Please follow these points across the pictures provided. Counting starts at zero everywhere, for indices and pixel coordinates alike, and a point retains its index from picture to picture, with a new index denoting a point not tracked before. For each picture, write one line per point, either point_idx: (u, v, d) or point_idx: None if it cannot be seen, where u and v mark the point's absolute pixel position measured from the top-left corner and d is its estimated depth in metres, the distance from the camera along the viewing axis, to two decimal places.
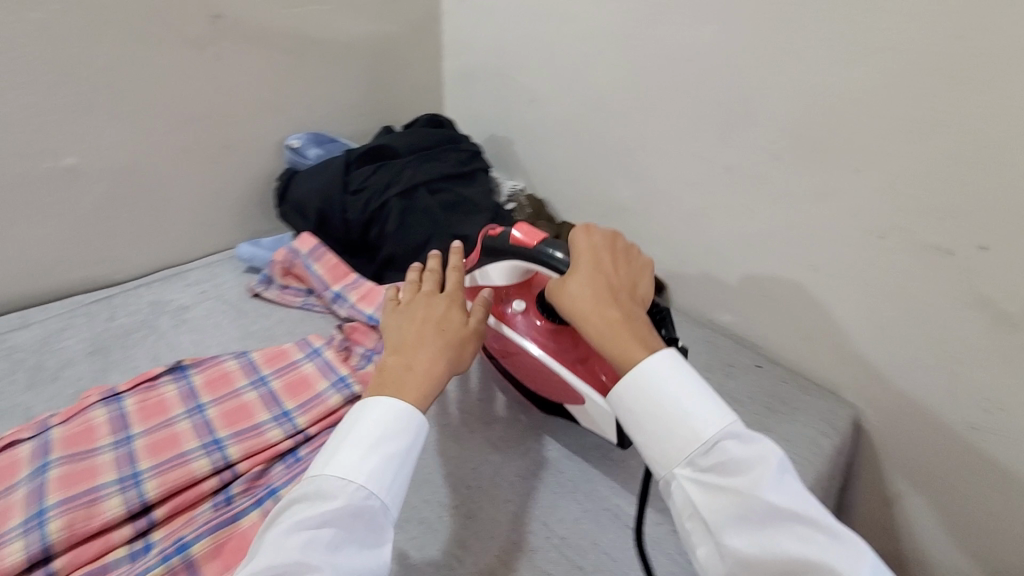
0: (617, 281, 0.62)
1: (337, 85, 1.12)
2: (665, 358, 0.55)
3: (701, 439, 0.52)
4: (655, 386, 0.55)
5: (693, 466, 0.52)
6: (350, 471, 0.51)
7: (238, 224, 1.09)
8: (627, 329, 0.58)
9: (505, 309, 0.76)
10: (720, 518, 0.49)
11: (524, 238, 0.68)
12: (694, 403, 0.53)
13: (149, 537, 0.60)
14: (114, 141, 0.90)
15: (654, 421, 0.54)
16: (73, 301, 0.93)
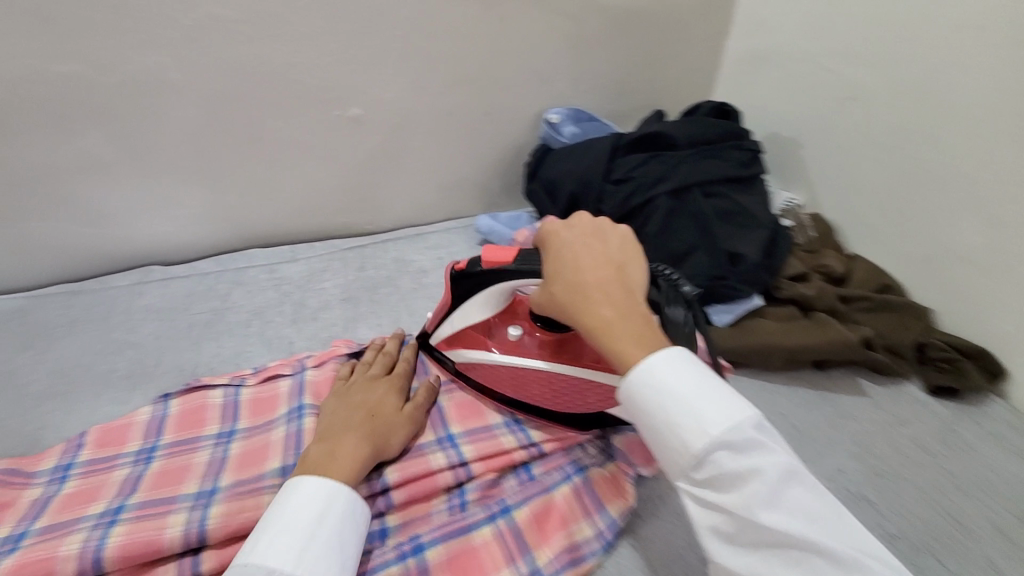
0: (598, 273, 0.51)
1: (612, 58, 1.00)
2: (652, 360, 0.46)
3: (690, 450, 0.43)
4: (643, 393, 0.45)
5: (687, 477, 0.44)
6: (277, 555, 0.42)
7: (481, 193, 1.06)
8: (624, 326, 0.48)
9: (503, 340, 0.64)
10: (712, 536, 0.43)
11: (499, 259, 0.59)
12: (688, 408, 0.43)
13: (386, 520, 0.57)
14: (396, 95, 0.89)
15: (645, 429, 0.46)
16: (332, 245, 0.98)
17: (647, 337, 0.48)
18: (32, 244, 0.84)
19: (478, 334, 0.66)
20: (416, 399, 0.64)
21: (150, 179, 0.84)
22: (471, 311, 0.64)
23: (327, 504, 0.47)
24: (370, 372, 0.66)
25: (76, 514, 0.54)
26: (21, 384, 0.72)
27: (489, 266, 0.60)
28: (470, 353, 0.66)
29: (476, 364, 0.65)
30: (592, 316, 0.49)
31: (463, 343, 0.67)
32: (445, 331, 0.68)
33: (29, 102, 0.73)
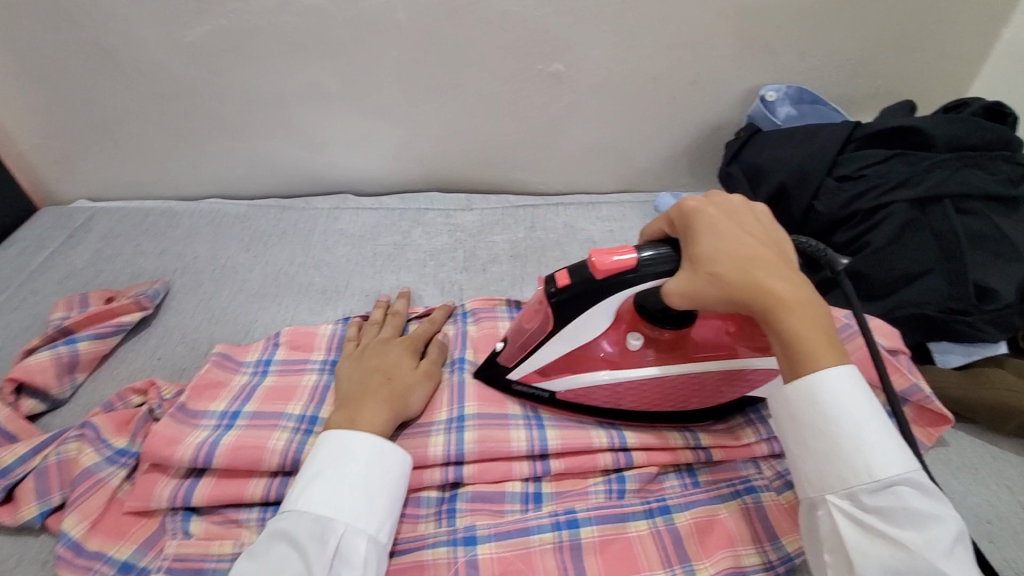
0: (770, 256, 0.45)
1: (855, 34, 0.86)
2: (850, 375, 0.42)
3: (874, 475, 0.40)
4: (833, 403, 0.42)
5: (855, 500, 0.41)
6: (308, 503, 0.47)
7: (664, 169, 0.99)
8: (811, 316, 0.43)
9: (621, 350, 0.55)
10: (869, 567, 0.39)
11: (615, 267, 0.47)
12: (876, 435, 0.41)
13: (539, 485, 0.56)
14: (601, 54, 0.85)
15: (820, 439, 0.43)
16: (506, 201, 0.98)
17: (828, 326, 0.44)
18: (257, 158, 0.94)
19: (584, 351, 0.55)
20: (430, 355, 0.63)
21: (358, 113, 0.90)
22: (589, 327, 0.52)
23: (352, 459, 0.49)
24: (382, 337, 0.65)
25: (277, 408, 0.59)
26: (240, 280, 0.82)
27: (605, 275, 0.48)
28: (581, 377, 0.55)
29: (596, 385, 0.55)
30: (779, 304, 0.43)
31: (559, 366, 0.56)
32: (536, 364, 0.56)
33: (276, 28, 0.80)
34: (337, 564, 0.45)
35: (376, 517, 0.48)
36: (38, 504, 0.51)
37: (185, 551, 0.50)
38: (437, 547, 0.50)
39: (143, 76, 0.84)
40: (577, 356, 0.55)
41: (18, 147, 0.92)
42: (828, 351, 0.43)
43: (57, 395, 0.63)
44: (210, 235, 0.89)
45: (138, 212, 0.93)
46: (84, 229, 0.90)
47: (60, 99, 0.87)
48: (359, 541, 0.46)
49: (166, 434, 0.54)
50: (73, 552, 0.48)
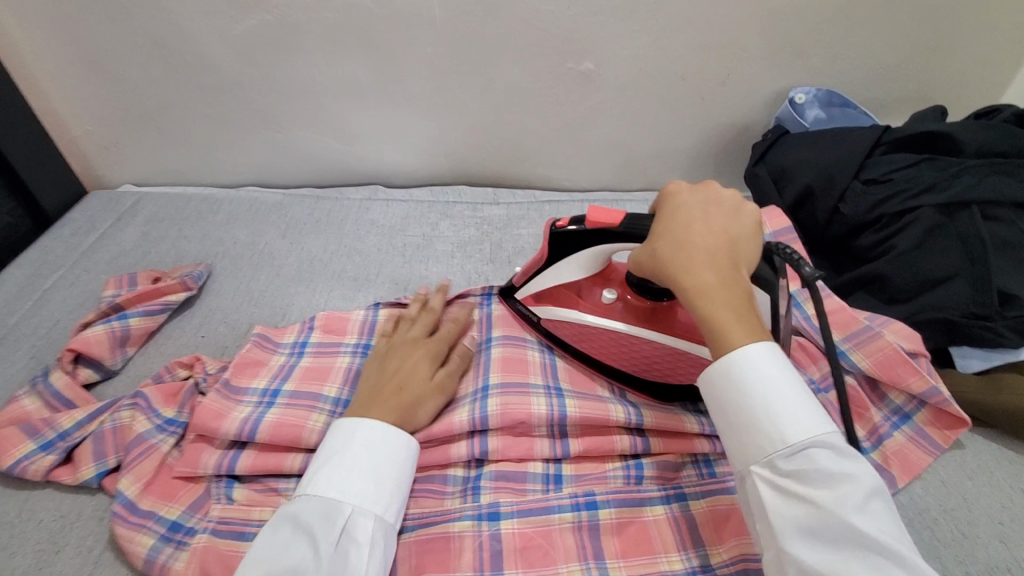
0: (707, 242, 0.47)
1: (888, 38, 0.86)
2: (763, 347, 0.43)
3: (787, 439, 0.41)
4: (748, 373, 0.43)
5: (771, 466, 0.41)
6: (315, 486, 0.49)
7: (690, 168, 1.00)
8: (722, 296, 0.44)
9: (597, 300, 0.64)
10: (788, 531, 0.39)
11: (604, 218, 0.56)
12: (788, 399, 0.42)
13: (560, 466, 0.58)
14: (632, 53, 0.86)
15: (737, 411, 0.43)
16: (533, 196, 1.00)
17: (750, 318, 0.44)
18: (295, 149, 0.98)
19: (569, 291, 0.65)
20: (450, 366, 0.61)
21: (393, 107, 0.92)
22: (567, 269, 0.63)
23: (358, 440, 0.52)
24: (413, 335, 0.64)
25: (314, 389, 0.62)
26: (277, 265, 0.85)
27: (593, 227, 0.57)
28: (559, 309, 0.65)
29: (566, 322, 0.64)
30: (694, 285, 0.45)
31: (549, 297, 0.66)
32: (533, 286, 0.67)
33: (318, 23, 0.83)
34: (344, 542, 0.47)
35: (382, 499, 0.50)
36: (96, 464, 0.55)
37: (228, 515, 0.53)
38: (463, 520, 0.52)
39: (191, 68, 0.88)
40: (561, 291, 0.65)
41: (71, 134, 0.97)
42: (734, 335, 0.44)
43: (110, 366, 0.67)
44: (249, 221, 0.93)
45: (181, 198, 0.97)
46: (131, 213, 0.94)
47: (112, 88, 0.91)
48: (367, 521, 0.48)
49: (213, 408, 0.58)
50: (128, 511, 0.52)
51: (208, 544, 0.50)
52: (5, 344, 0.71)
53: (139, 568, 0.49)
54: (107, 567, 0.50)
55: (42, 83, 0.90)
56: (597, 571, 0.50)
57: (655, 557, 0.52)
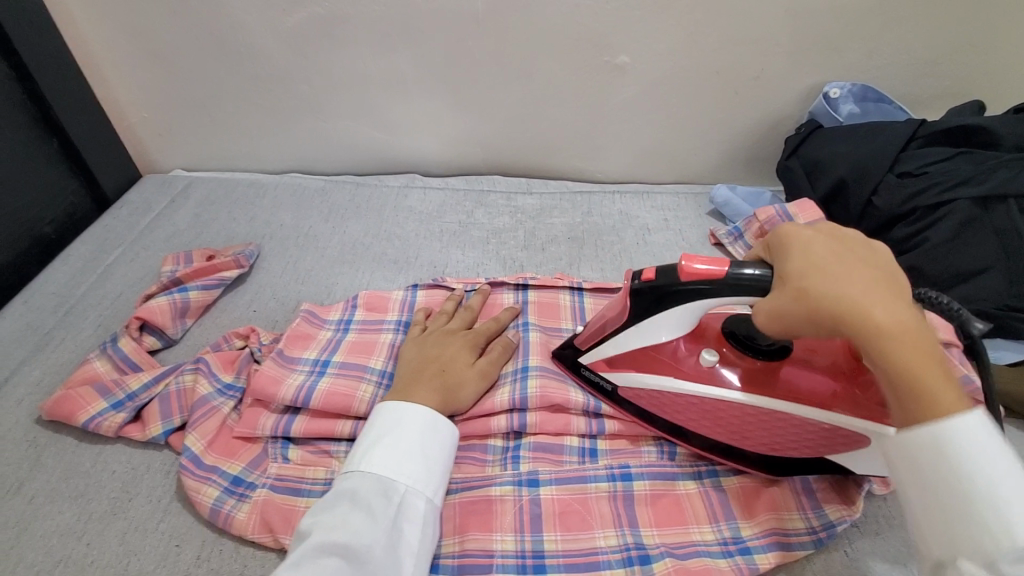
0: (877, 278, 0.42)
1: (926, 33, 0.86)
2: (974, 417, 0.37)
3: (1017, 539, 0.33)
4: (960, 452, 0.36)
5: (996, 569, 0.34)
6: (369, 462, 0.51)
7: (722, 162, 1.02)
8: (921, 343, 0.39)
9: (695, 364, 0.56)
10: None
11: (706, 270, 0.48)
12: (1017, 494, 0.35)
13: (595, 441, 0.61)
14: (667, 46, 0.88)
15: (946, 492, 0.36)
16: (565, 186, 1.02)
17: (949, 374, 0.39)
18: (336, 137, 1.02)
19: (656, 353, 0.57)
20: (490, 354, 0.63)
21: (432, 98, 0.95)
22: (660, 330, 0.54)
23: (407, 420, 0.54)
24: (448, 328, 0.67)
25: (361, 361, 0.66)
26: (321, 247, 0.89)
27: (689, 279, 0.49)
28: (649, 375, 0.57)
29: (658, 389, 0.56)
30: (883, 335, 0.39)
31: (629, 360, 0.58)
32: (608, 350, 0.58)
33: (364, 16, 0.86)
34: (399, 519, 0.48)
35: (431, 482, 0.52)
36: (163, 423, 0.60)
37: (285, 473, 0.56)
38: (503, 485, 0.55)
39: (242, 58, 0.93)
40: (647, 355, 0.57)
41: (128, 121, 1.02)
42: (943, 396, 0.38)
43: (172, 335, 0.72)
44: (293, 205, 0.97)
45: (230, 183, 1.02)
46: (183, 195, 0.99)
47: (167, 77, 0.96)
48: (419, 501, 0.50)
49: (270, 376, 0.62)
50: (194, 463, 0.56)
51: (268, 498, 0.54)
52: (74, 313, 0.76)
53: (205, 517, 0.53)
54: (176, 514, 0.55)
55: (103, 71, 0.95)
56: (632, 537, 0.53)
57: (688, 527, 0.54)
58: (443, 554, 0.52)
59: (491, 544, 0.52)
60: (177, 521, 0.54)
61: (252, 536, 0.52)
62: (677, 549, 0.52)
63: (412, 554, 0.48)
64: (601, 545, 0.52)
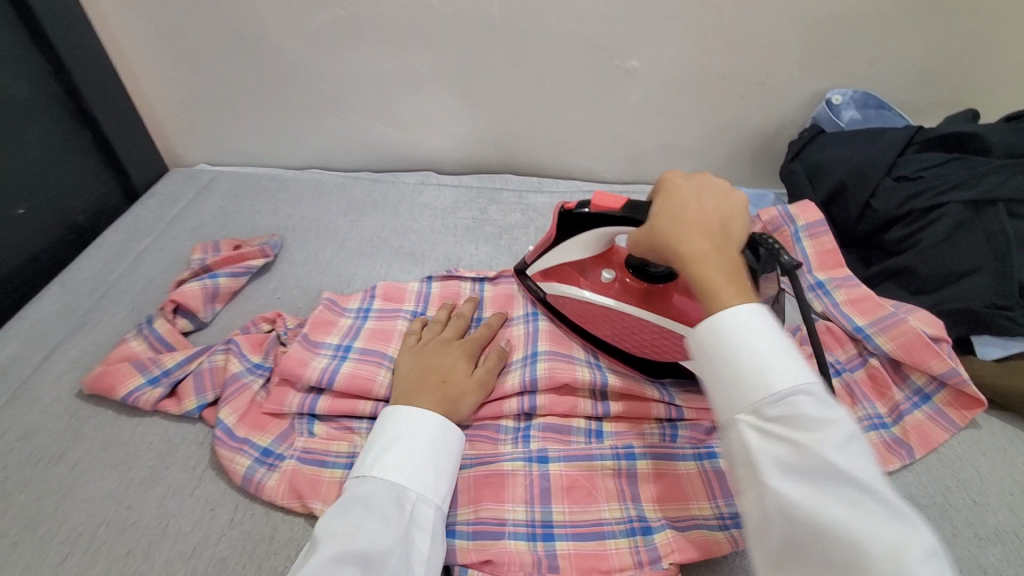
0: (700, 214, 0.51)
1: (925, 42, 0.89)
2: (751, 307, 0.45)
3: (770, 388, 0.42)
4: (731, 329, 0.45)
5: (755, 413, 0.42)
6: (383, 468, 0.53)
7: (727, 164, 1.05)
8: (713, 259, 0.48)
9: (596, 280, 0.69)
10: (769, 467, 0.41)
11: (608, 204, 0.61)
12: (771, 353, 0.43)
13: (601, 424, 0.64)
14: (675, 52, 0.92)
15: (723, 362, 0.45)
16: (576, 185, 1.06)
17: (743, 288, 0.47)
18: (356, 135, 1.06)
19: (571, 269, 0.71)
20: (488, 362, 0.65)
21: (448, 98, 0.99)
22: (572, 249, 0.69)
23: (422, 427, 0.56)
24: (444, 337, 0.68)
25: (380, 347, 0.69)
26: (341, 240, 0.94)
27: (597, 210, 0.62)
28: (562, 286, 0.71)
29: (568, 298, 0.70)
30: (686, 259, 0.49)
31: (554, 274, 0.72)
32: (542, 263, 0.73)
33: (385, 19, 0.90)
34: (410, 525, 0.50)
35: (441, 488, 0.54)
36: (197, 398, 0.64)
37: (311, 446, 0.61)
38: (514, 460, 0.59)
39: (267, 57, 0.97)
40: (564, 268, 0.71)
41: (156, 116, 1.06)
42: (724, 300, 0.46)
43: (203, 318, 0.76)
44: (314, 200, 1.01)
45: (254, 177, 1.06)
46: (208, 188, 1.04)
47: (195, 75, 1.00)
48: (428, 509, 0.52)
49: (297, 357, 0.66)
50: (227, 435, 0.60)
51: (295, 468, 0.58)
52: (108, 297, 0.80)
53: (238, 483, 0.58)
54: (210, 481, 0.59)
55: (135, 69, 1.00)
56: (635, 511, 0.56)
57: (687, 503, 0.57)
58: (459, 522, 0.55)
59: (504, 514, 0.55)
60: (212, 488, 0.58)
61: (281, 502, 0.56)
62: (677, 522, 0.56)
63: (422, 559, 0.49)
64: (606, 518, 0.55)
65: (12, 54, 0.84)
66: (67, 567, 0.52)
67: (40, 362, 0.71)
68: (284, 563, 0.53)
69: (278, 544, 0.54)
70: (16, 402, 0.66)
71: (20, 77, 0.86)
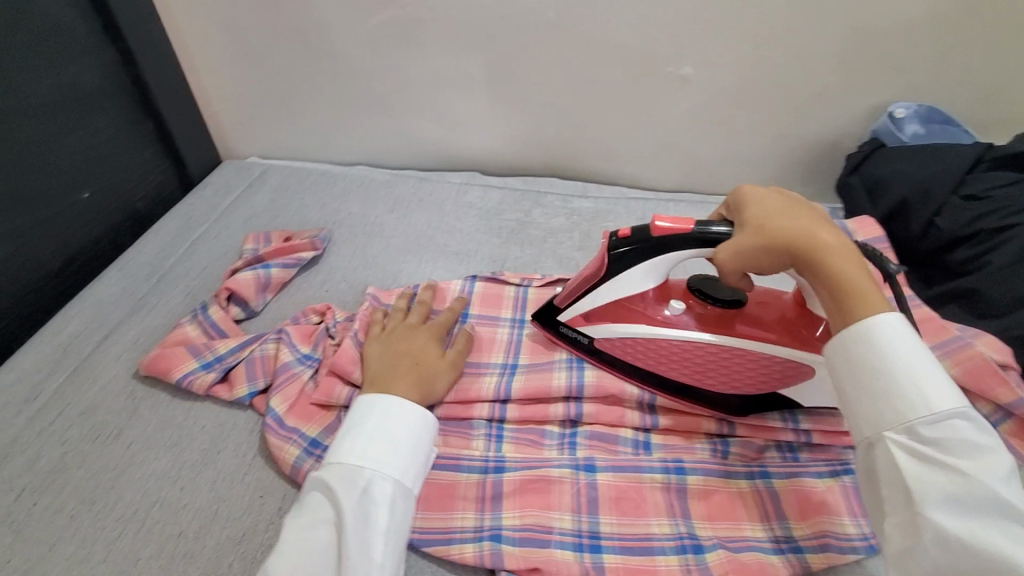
0: (812, 213, 0.52)
1: (999, 56, 0.86)
2: (894, 313, 0.46)
3: (931, 409, 0.42)
4: (886, 344, 0.45)
5: (910, 433, 0.43)
6: (339, 454, 0.53)
7: (780, 176, 1.03)
8: (850, 255, 0.48)
9: (662, 312, 0.62)
10: (927, 491, 0.41)
11: (675, 226, 0.55)
12: (928, 374, 0.43)
13: (649, 436, 0.62)
14: (733, 60, 0.90)
15: (874, 377, 0.45)
16: (622, 191, 1.05)
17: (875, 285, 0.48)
18: (404, 133, 1.07)
19: (629, 304, 0.62)
20: (456, 345, 0.66)
21: (498, 99, 0.99)
22: (635, 278, 0.60)
23: (375, 410, 0.56)
24: (409, 322, 0.69)
25: None
26: (388, 236, 0.94)
27: (660, 236, 0.56)
28: (625, 325, 0.62)
29: (632, 335, 0.62)
30: (825, 256, 0.48)
31: (605, 313, 0.63)
32: (587, 302, 0.63)
33: (442, 20, 0.91)
34: (365, 502, 0.50)
35: (399, 464, 0.53)
36: (248, 385, 0.65)
37: None
38: (561, 468, 0.58)
39: (325, 55, 0.98)
40: (623, 305, 0.62)
41: (213, 108, 1.09)
42: (873, 305, 0.46)
43: (254, 307, 0.78)
44: (362, 196, 1.03)
45: (304, 172, 1.08)
46: (260, 181, 1.06)
47: (253, 70, 1.03)
48: (386, 485, 0.51)
49: (350, 352, 0.65)
50: (278, 423, 0.61)
51: None
52: (164, 282, 0.82)
53: (288, 473, 0.58)
54: (260, 469, 0.60)
55: (196, 63, 1.03)
56: (685, 527, 0.55)
57: (740, 523, 0.55)
58: (504, 526, 0.54)
59: (550, 521, 0.54)
60: (262, 475, 0.59)
61: None
62: (728, 541, 0.54)
63: (383, 535, 0.49)
64: (655, 532, 0.54)
65: (86, 45, 0.88)
66: (121, 544, 0.54)
67: (100, 342, 0.73)
68: None
69: None
70: (77, 379, 0.68)
71: (92, 68, 0.89)
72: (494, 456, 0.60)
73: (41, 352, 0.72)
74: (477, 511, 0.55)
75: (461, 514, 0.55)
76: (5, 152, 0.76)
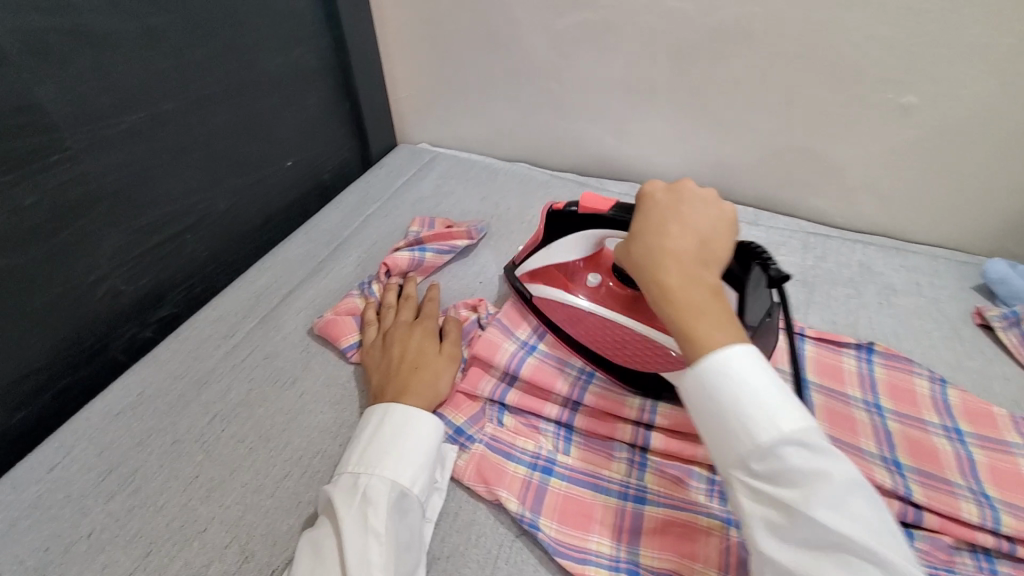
0: (675, 244, 0.50)
1: None
2: (731, 351, 0.43)
3: (756, 441, 0.41)
4: (713, 374, 0.43)
5: (744, 468, 0.41)
6: (342, 468, 0.55)
7: (1003, 232, 0.87)
8: (694, 293, 0.47)
9: (583, 284, 0.69)
10: (760, 527, 0.40)
11: (594, 206, 0.63)
12: (755, 401, 0.42)
13: None
14: (969, 93, 0.78)
15: (713, 414, 0.43)
16: (799, 225, 0.96)
17: (724, 327, 0.45)
18: (570, 136, 1.07)
19: (559, 271, 0.70)
20: (451, 341, 0.68)
21: (676, 112, 0.96)
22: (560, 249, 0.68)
23: (368, 421, 0.58)
24: (403, 321, 0.71)
25: (566, 352, 0.69)
26: None
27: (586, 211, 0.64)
28: (552, 289, 0.70)
29: (551, 299, 0.69)
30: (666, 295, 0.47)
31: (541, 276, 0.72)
32: (530, 262, 0.73)
33: (633, 26, 0.89)
34: (363, 505, 0.51)
35: (388, 463, 0.53)
36: None
37: (500, 435, 0.62)
38: (711, 518, 0.54)
39: (508, 54, 1.01)
40: (552, 271, 0.71)
41: (398, 95, 1.18)
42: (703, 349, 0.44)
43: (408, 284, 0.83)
44: (521, 193, 1.04)
45: (469, 162, 1.13)
46: (429, 166, 1.12)
47: (439, 64, 1.09)
48: (381, 487, 0.52)
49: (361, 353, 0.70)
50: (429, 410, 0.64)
51: (484, 453, 0.60)
52: (341, 249, 0.90)
53: None
54: None
55: (391, 51, 1.11)
56: None
57: None
58: (641, 565, 0.52)
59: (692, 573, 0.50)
60: None
61: (467, 483, 0.58)
62: None
63: (380, 535, 0.49)
64: None
65: (311, 30, 0.98)
66: (287, 484, 0.59)
67: (286, 296, 0.82)
68: (463, 544, 0.55)
69: (461, 524, 0.56)
70: (265, 326, 0.77)
71: (312, 51, 0.99)
72: (636, 484, 0.58)
73: (240, 296, 0.82)
74: (613, 540, 0.54)
75: (597, 538, 0.54)
76: (240, 123, 0.88)
